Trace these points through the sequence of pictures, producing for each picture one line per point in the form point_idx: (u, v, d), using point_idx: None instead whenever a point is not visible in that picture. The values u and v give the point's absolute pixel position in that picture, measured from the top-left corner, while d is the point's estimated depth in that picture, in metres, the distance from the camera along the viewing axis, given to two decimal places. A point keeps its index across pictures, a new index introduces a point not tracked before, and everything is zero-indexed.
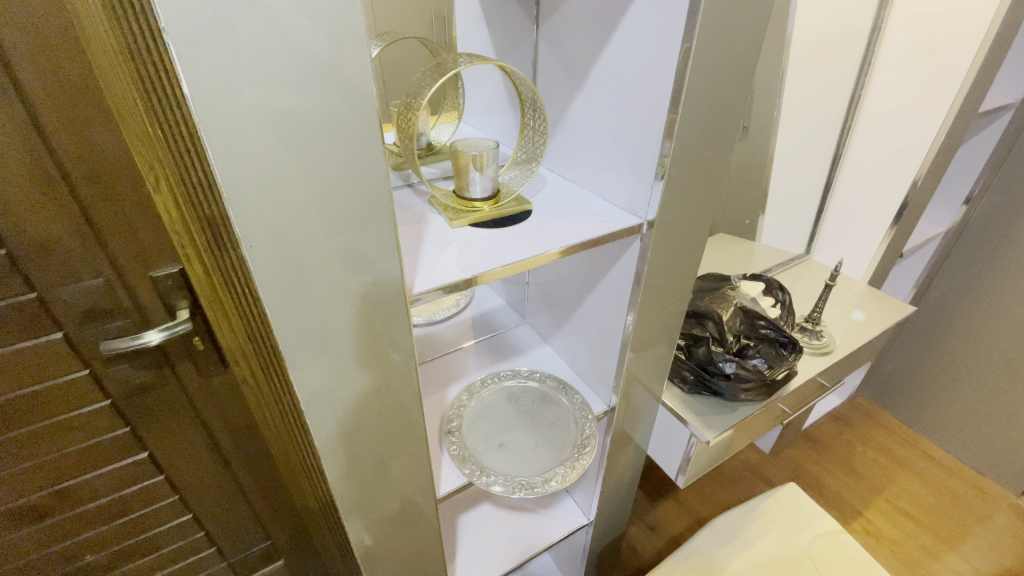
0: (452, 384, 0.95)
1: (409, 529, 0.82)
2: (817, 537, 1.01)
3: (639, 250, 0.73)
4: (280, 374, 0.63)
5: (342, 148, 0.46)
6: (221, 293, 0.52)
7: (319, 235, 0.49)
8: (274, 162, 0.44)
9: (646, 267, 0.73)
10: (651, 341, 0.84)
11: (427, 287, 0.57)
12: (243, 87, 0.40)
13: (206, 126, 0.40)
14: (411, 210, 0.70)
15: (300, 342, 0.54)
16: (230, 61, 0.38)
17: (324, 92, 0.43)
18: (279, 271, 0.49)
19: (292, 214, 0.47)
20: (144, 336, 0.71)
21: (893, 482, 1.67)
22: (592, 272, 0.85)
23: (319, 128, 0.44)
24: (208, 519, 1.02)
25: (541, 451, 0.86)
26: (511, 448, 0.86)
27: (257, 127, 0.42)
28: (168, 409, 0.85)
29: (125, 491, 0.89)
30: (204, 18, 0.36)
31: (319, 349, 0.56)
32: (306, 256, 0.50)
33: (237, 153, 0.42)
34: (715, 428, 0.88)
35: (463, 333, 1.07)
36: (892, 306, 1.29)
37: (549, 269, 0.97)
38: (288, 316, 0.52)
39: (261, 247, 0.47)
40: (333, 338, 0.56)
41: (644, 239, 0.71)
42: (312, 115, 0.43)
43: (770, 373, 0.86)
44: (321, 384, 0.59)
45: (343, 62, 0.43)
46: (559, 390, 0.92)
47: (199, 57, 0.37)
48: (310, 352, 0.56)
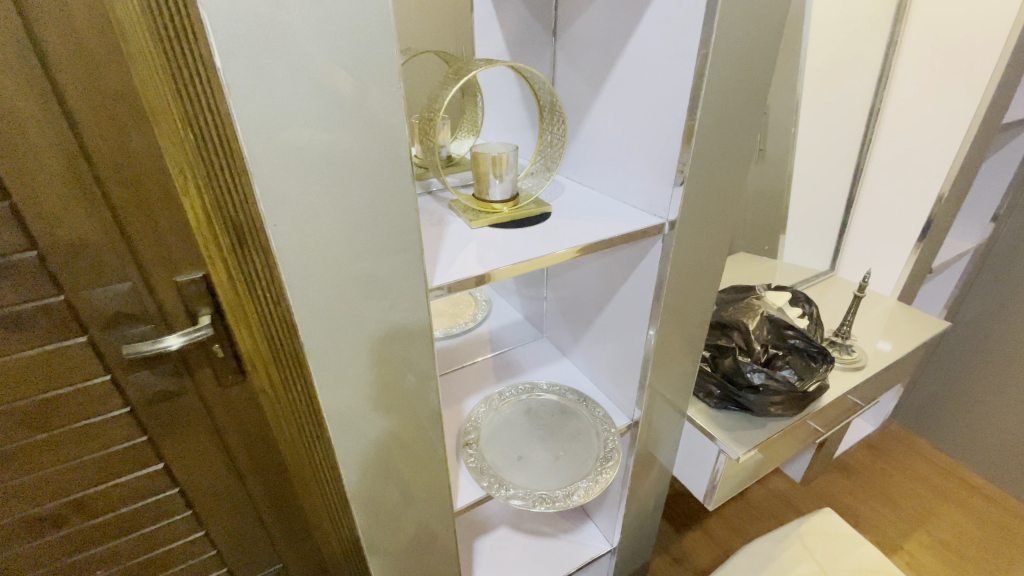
0: (470, 396, 0.93)
1: (426, 549, 0.78)
2: (858, 566, 0.94)
3: (661, 251, 0.71)
4: (301, 372, 0.63)
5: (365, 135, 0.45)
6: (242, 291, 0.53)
7: (341, 227, 0.47)
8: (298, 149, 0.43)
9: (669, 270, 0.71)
10: (675, 351, 0.81)
11: (447, 280, 0.56)
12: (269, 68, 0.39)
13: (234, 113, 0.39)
14: (432, 214, 0.70)
15: (321, 344, 0.52)
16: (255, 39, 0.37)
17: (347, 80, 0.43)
18: (302, 266, 0.47)
19: (315, 207, 0.45)
20: (166, 340, 0.72)
21: (934, 513, 1.57)
22: (612, 281, 0.83)
23: (346, 119, 0.43)
24: (220, 537, 1.00)
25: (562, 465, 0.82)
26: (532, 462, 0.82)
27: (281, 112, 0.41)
28: (186, 419, 0.84)
29: (139, 503, 0.88)
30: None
31: (339, 351, 0.54)
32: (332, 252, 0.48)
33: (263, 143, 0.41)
34: (746, 444, 0.84)
35: (481, 348, 1.06)
36: (925, 322, 1.24)
37: (568, 280, 0.96)
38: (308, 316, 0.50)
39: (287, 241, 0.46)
40: (353, 340, 0.54)
41: (666, 239, 0.69)
42: (341, 106, 0.43)
43: (801, 384, 0.81)
44: (341, 390, 0.56)
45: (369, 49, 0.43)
46: (580, 403, 0.89)
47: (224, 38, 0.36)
48: (330, 355, 0.54)
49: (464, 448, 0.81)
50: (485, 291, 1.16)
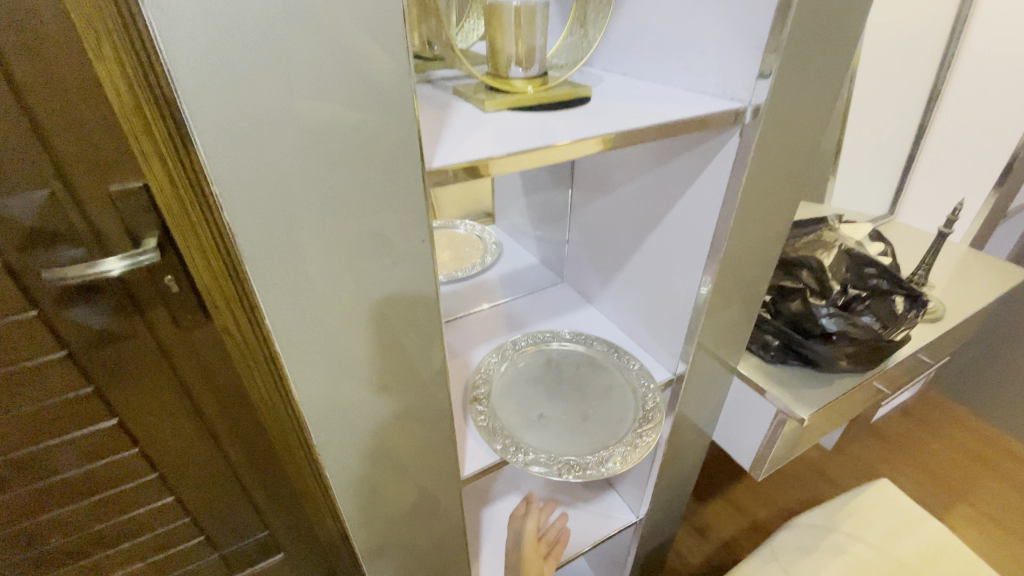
0: (479, 346, 0.79)
1: (427, 520, 0.65)
2: (925, 546, 0.82)
3: (735, 157, 0.54)
4: (254, 313, 0.46)
5: None
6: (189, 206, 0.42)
7: (293, 66, 0.32)
8: None
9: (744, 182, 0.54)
10: (733, 292, 0.66)
11: (451, 163, 0.40)
12: None
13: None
14: (434, 99, 0.53)
15: (275, 255, 0.38)
16: None
17: None
18: (237, 126, 0.32)
19: (247, 28, 0.30)
20: (106, 263, 0.57)
21: (979, 484, 1.44)
22: (654, 204, 0.67)
23: None
24: (193, 503, 0.87)
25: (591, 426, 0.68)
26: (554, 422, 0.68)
27: None
28: (141, 367, 0.70)
29: (94, 464, 0.76)
30: None
31: (302, 267, 0.39)
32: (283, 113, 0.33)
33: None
34: (811, 404, 0.70)
35: (490, 294, 0.92)
36: (1002, 271, 1.08)
37: (597, 210, 0.80)
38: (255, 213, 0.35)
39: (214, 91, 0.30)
40: (322, 252, 0.39)
41: (745, 137, 0.52)
42: None
43: (885, 333, 0.67)
44: (310, 322, 0.42)
45: None
46: (611, 356, 0.75)
47: None
48: (290, 271, 0.39)
49: (472, 404, 0.68)
50: (494, 234, 1.01)
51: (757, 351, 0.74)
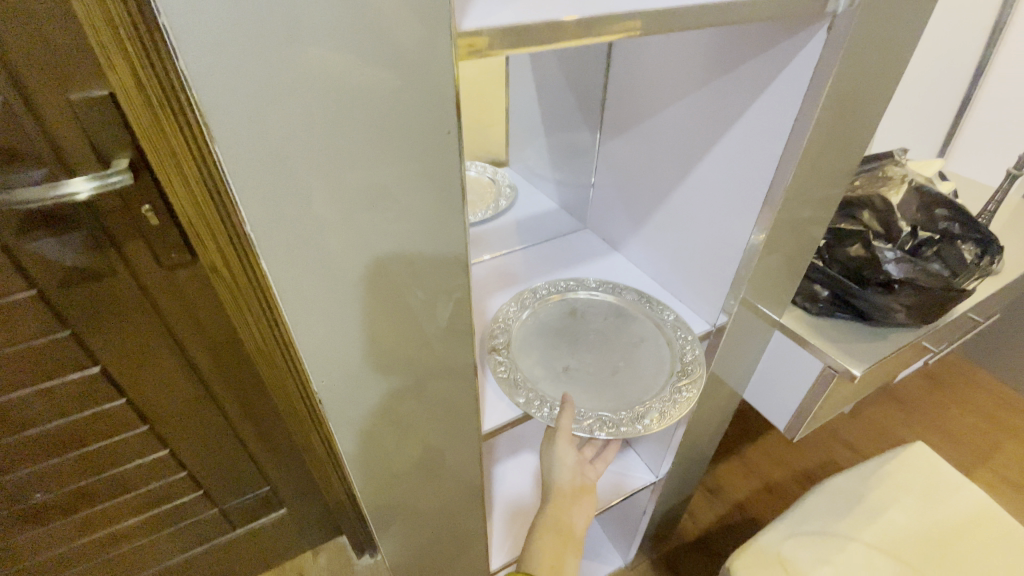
0: (495, 295, 0.72)
1: (441, 478, 0.60)
2: (963, 510, 0.77)
3: (822, 60, 0.46)
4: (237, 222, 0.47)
5: None
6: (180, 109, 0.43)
7: None
8: None
9: (824, 96, 0.47)
10: (788, 234, 0.59)
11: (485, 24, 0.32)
12: None
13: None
14: None
15: (262, 145, 0.30)
16: None
17: None
18: None
19: None
20: (68, 184, 0.51)
21: (998, 448, 1.41)
22: (705, 133, 0.59)
23: None
24: (189, 457, 0.83)
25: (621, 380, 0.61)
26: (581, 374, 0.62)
27: None
28: (122, 310, 0.63)
29: (78, 416, 0.70)
30: None
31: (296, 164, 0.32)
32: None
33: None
34: (864, 359, 0.63)
35: (505, 239, 0.84)
36: None
37: (631, 142, 0.71)
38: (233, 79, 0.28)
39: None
40: (323, 148, 0.32)
41: (835, 34, 0.44)
42: None
43: (957, 282, 0.59)
44: (306, 239, 0.35)
45: None
46: (643, 306, 0.68)
47: None
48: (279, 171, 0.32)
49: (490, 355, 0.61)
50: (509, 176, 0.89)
51: (804, 303, 0.67)
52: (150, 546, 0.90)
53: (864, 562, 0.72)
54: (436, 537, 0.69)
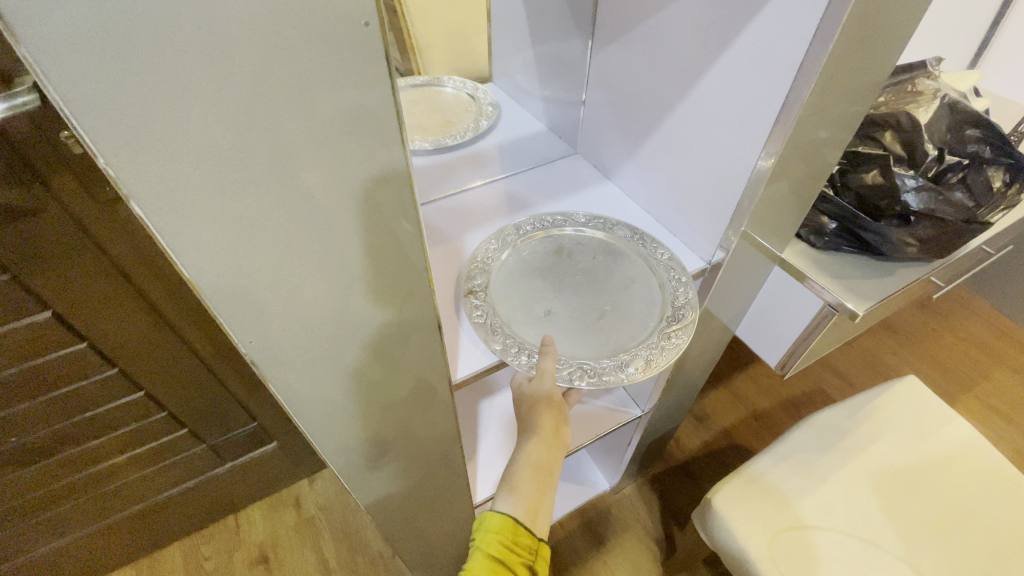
0: (473, 231, 0.67)
1: (420, 432, 0.57)
2: (951, 446, 0.77)
3: None
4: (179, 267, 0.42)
5: None
6: None
7: None
8: None
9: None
10: (795, 160, 0.52)
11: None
12: None
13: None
14: None
15: (135, 78, 0.22)
16: None
17: None
18: None
19: None
20: None
21: (986, 377, 1.42)
22: (714, 38, 0.51)
23: None
24: (167, 396, 0.81)
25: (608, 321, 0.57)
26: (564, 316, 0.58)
27: None
28: (60, 248, 0.58)
29: (38, 361, 0.66)
30: None
31: (184, 93, 0.23)
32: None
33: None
34: (868, 298, 0.58)
35: (485, 165, 0.76)
36: None
37: (628, 54, 0.63)
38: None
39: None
40: (229, 68, 0.23)
41: None
42: None
43: (979, 213, 0.54)
44: (226, 208, 0.27)
45: None
46: (635, 244, 0.63)
47: None
48: (170, 104, 0.23)
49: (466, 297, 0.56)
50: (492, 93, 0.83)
51: (809, 236, 0.61)
52: (141, 481, 0.91)
53: (845, 494, 0.73)
54: (421, 485, 0.68)
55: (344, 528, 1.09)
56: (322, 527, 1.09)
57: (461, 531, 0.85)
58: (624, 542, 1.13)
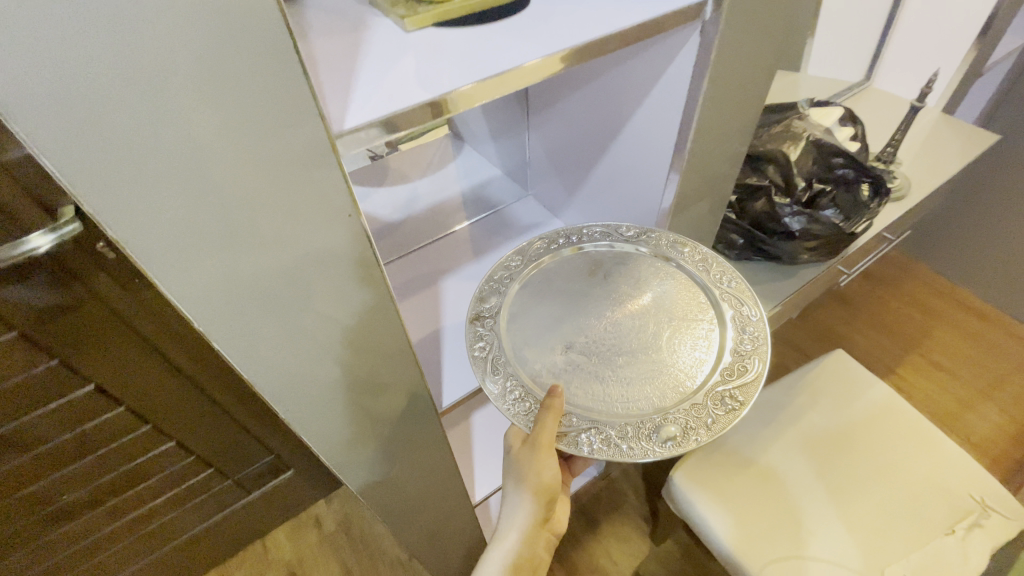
0: (445, 277, 0.79)
1: (417, 456, 0.69)
2: (871, 407, 0.91)
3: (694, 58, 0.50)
4: None
5: None
6: None
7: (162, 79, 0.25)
8: None
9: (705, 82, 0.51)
10: (691, 200, 0.65)
11: (366, 119, 0.33)
12: None
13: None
14: (342, 14, 0.44)
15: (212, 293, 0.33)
16: None
17: None
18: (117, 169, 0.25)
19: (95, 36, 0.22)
20: (30, 243, 0.53)
21: (928, 335, 1.57)
22: (618, 109, 0.64)
23: None
24: (195, 442, 0.92)
25: (648, 360, 0.56)
26: (582, 348, 0.57)
27: None
28: (96, 334, 0.68)
29: (85, 427, 0.77)
30: None
31: (236, 283, 0.33)
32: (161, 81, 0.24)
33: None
34: (770, 300, 0.71)
35: (451, 213, 0.88)
36: (970, 134, 1.05)
37: (557, 117, 0.75)
38: (172, 234, 0.29)
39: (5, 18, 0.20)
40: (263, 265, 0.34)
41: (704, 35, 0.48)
42: None
43: (848, 226, 0.67)
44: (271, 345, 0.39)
45: None
46: (712, 277, 0.61)
47: None
48: (233, 294, 0.33)
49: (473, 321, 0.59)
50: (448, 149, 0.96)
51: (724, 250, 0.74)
52: (176, 520, 1.02)
53: (786, 461, 0.86)
54: (424, 497, 0.80)
55: (363, 539, 1.21)
56: (343, 541, 1.21)
57: (467, 525, 0.98)
58: (616, 520, 1.26)
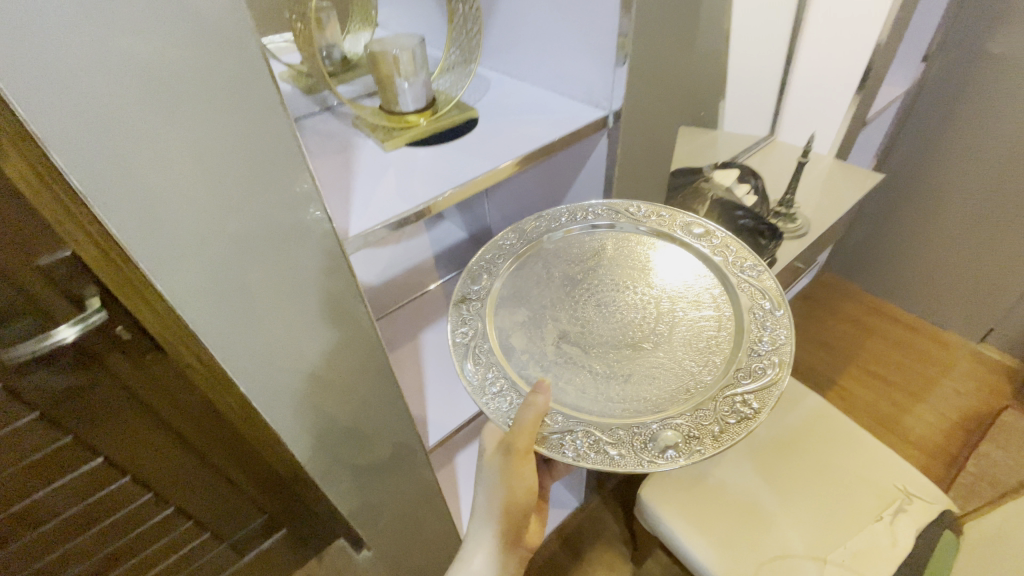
0: (424, 330, 0.91)
1: (404, 483, 0.79)
2: (805, 415, 1.04)
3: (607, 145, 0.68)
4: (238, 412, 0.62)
5: (230, 94, 0.35)
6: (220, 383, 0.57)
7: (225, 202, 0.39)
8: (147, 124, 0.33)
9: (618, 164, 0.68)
10: None
11: (370, 227, 0.50)
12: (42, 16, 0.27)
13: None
14: (334, 137, 0.63)
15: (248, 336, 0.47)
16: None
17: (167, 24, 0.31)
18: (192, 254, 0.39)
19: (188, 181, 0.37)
20: (58, 333, 0.61)
21: (863, 348, 1.75)
22: (553, 184, 0.80)
23: (182, 68, 0.33)
24: (193, 507, 0.96)
25: (652, 355, 0.59)
26: (575, 344, 0.60)
27: (105, 88, 0.31)
28: (108, 410, 0.75)
29: (91, 498, 0.82)
30: None
31: (265, 333, 0.47)
32: (234, 203, 0.39)
33: (93, 26, 0.29)
34: None
35: (426, 273, 1.01)
36: (858, 175, 1.26)
37: (507, 188, 0.90)
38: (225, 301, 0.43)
39: (159, 170, 0.35)
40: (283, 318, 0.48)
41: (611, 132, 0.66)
42: (174, 54, 0.32)
43: None
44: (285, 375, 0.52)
45: None
46: (730, 265, 0.64)
47: None
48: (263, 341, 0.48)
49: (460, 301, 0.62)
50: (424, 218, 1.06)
51: None
52: None
53: (735, 468, 0.98)
54: (412, 523, 0.89)
55: None
56: None
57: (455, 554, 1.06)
58: (598, 545, 1.33)
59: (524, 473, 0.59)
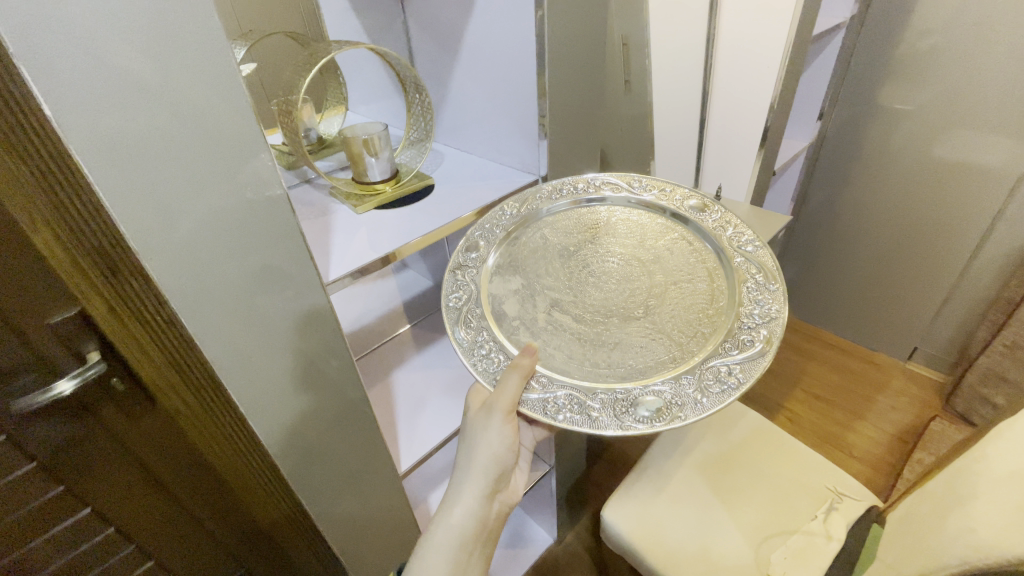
0: (395, 371, 1.01)
1: (380, 513, 0.85)
2: (745, 431, 1.15)
3: None
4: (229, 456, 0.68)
5: (241, 175, 0.48)
6: (215, 432, 0.63)
7: (233, 257, 0.50)
8: (179, 200, 0.45)
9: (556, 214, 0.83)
10: None
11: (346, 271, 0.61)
12: (113, 130, 0.39)
13: (101, 93, 0.38)
14: (313, 205, 0.76)
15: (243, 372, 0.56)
16: (112, 117, 0.39)
17: (201, 130, 0.44)
18: (206, 301, 0.50)
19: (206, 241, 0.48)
20: (55, 387, 0.65)
21: (805, 373, 1.91)
22: None
23: (207, 159, 0.45)
24: (172, 561, 0.98)
25: (635, 326, 0.68)
26: (561, 314, 0.70)
27: (154, 176, 0.43)
28: (98, 461, 0.79)
29: (76, 550, 0.85)
30: (90, 89, 0.37)
31: (258, 366, 0.57)
32: (241, 259, 0.50)
33: (162, 129, 0.42)
34: None
35: (396, 320, 1.13)
36: (773, 217, 1.46)
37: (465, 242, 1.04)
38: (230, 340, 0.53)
39: (196, 233, 0.47)
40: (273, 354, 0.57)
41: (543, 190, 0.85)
42: (202, 150, 0.44)
43: None
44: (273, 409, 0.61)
45: (223, 104, 0.44)
46: (732, 240, 0.73)
47: (77, 110, 0.37)
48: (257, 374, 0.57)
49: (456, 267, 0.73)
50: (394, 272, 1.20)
51: None
52: None
53: (686, 486, 1.07)
54: (389, 556, 0.94)
55: None
56: None
57: None
58: None
59: (499, 442, 0.71)
